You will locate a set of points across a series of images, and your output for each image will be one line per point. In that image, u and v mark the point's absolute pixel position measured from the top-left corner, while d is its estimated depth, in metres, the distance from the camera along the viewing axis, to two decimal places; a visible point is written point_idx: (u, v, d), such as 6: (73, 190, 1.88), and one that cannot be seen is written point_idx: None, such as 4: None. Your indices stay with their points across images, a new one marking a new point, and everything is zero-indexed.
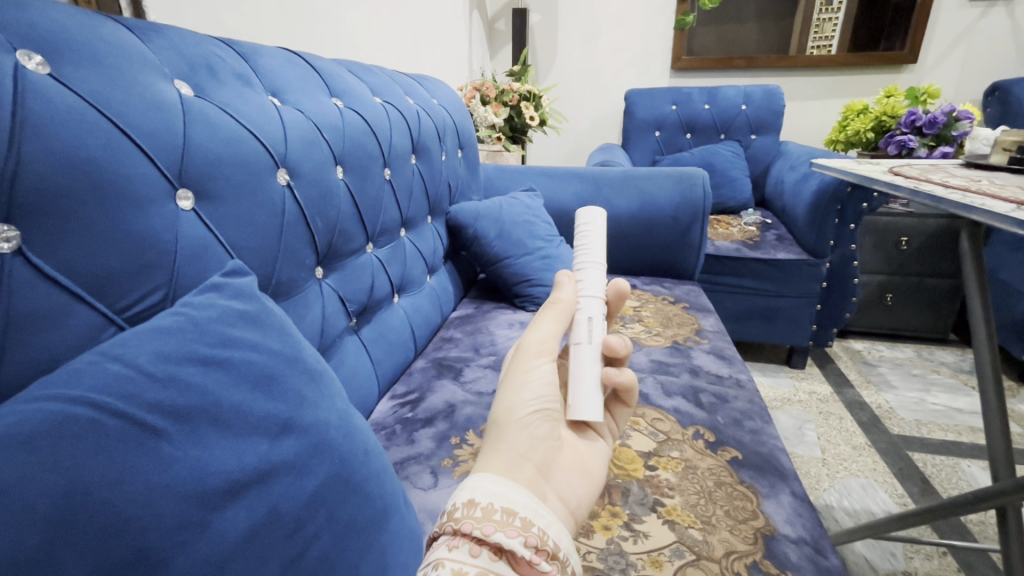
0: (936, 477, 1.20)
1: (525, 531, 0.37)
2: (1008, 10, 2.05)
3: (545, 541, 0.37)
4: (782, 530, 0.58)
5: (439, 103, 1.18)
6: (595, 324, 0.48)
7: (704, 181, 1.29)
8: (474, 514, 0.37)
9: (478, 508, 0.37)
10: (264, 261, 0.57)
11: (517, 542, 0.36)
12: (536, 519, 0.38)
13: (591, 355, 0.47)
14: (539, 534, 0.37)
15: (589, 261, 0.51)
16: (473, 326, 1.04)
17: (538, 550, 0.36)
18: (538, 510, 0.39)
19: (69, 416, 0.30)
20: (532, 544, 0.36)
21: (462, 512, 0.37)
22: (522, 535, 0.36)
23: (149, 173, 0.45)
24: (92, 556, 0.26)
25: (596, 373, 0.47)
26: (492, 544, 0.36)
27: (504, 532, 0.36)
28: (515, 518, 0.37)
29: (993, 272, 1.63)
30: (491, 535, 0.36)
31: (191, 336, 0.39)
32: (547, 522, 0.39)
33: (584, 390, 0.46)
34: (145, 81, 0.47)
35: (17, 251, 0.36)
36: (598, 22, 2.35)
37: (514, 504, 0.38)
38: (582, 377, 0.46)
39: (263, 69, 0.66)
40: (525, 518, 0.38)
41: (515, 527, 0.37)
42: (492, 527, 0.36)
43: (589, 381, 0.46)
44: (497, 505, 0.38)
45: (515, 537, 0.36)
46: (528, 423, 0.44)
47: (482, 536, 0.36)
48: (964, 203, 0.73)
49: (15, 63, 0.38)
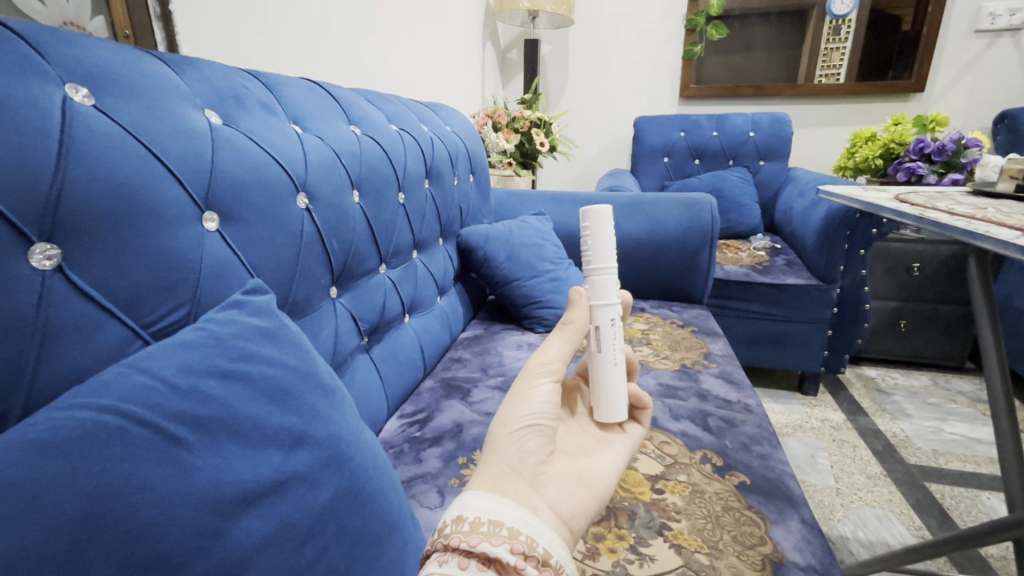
0: (955, 510, 1.17)
1: (512, 539, 0.38)
2: (1013, 39, 2.07)
3: (533, 547, 0.38)
4: (791, 557, 0.57)
5: (452, 130, 1.21)
6: (607, 333, 0.51)
7: (712, 206, 1.31)
8: (462, 528, 0.38)
9: (466, 522, 0.38)
10: (281, 280, 0.59)
11: (502, 549, 0.37)
12: (524, 528, 0.39)
13: (612, 360, 0.51)
14: (527, 542, 0.38)
15: (594, 261, 0.51)
16: (482, 346, 1.05)
17: (525, 557, 0.37)
18: (527, 520, 0.40)
19: (101, 424, 0.32)
20: (519, 551, 0.37)
21: (450, 528, 0.38)
22: (507, 542, 0.37)
23: (179, 196, 0.47)
24: (116, 556, 0.28)
25: (620, 373, 0.52)
26: (480, 554, 0.37)
27: (490, 541, 0.37)
28: (502, 528, 0.38)
29: (1008, 299, 1.61)
30: (477, 545, 0.37)
31: (212, 351, 0.41)
32: (536, 531, 0.39)
33: (611, 392, 0.52)
34: (177, 111, 0.50)
35: (57, 269, 0.38)
36: (608, 51, 2.42)
37: (501, 516, 0.39)
38: (610, 378, 0.52)
39: (287, 99, 0.70)
40: (512, 528, 0.38)
41: (502, 536, 0.38)
42: (478, 538, 0.37)
43: (617, 382, 0.52)
44: (485, 517, 0.39)
45: (501, 545, 0.37)
46: (518, 436, 0.46)
47: (469, 547, 0.37)
48: (970, 230, 0.74)
49: (63, 95, 0.41)
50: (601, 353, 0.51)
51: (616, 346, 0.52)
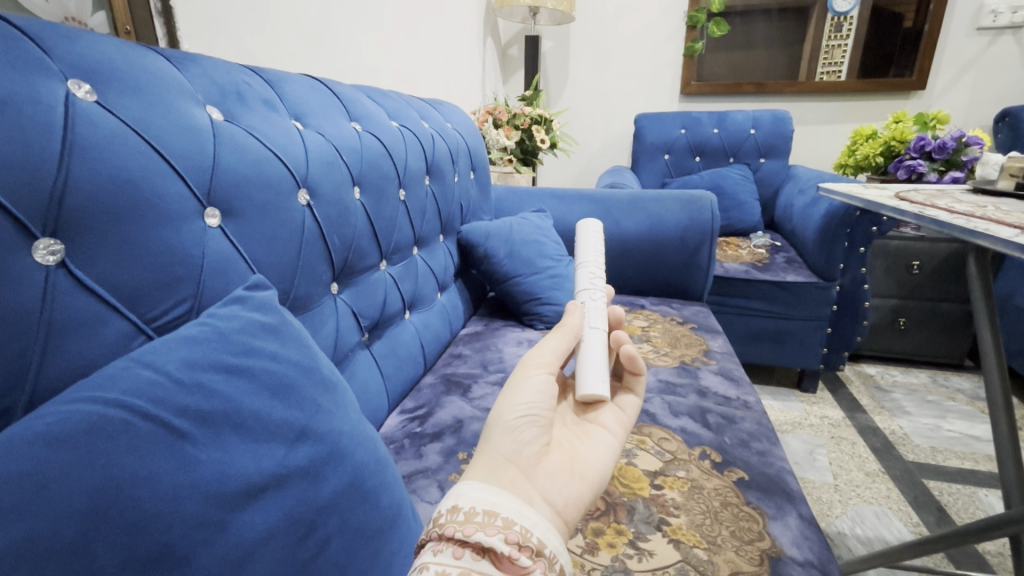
0: (952, 507, 1.18)
1: (507, 529, 0.38)
2: (1015, 37, 2.07)
3: (528, 538, 0.38)
4: (789, 552, 0.58)
5: (453, 127, 1.21)
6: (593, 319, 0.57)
7: (712, 203, 1.31)
8: (457, 518, 0.38)
9: (461, 512, 0.39)
10: (283, 276, 0.59)
11: (497, 539, 0.37)
12: (519, 519, 0.39)
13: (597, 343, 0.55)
14: (522, 532, 0.38)
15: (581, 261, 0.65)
16: (482, 342, 1.06)
17: (520, 547, 0.37)
18: (522, 511, 0.40)
19: (106, 417, 0.32)
20: (513, 541, 0.37)
21: (445, 517, 0.39)
22: (502, 532, 0.38)
23: (181, 191, 0.48)
24: (122, 548, 0.28)
25: (603, 356, 0.55)
26: (474, 543, 0.37)
27: (484, 531, 0.38)
28: (497, 518, 0.39)
29: (1007, 298, 1.61)
30: (472, 535, 0.37)
31: (215, 345, 0.41)
32: (531, 521, 0.40)
33: (593, 369, 0.54)
34: (180, 106, 0.51)
35: (60, 264, 0.39)
36: (609, 48, 2.41)
37: (497, 507, 0.39)
38: (592, 359, 0.54)
39: (288, 95, 0.70)
40: (507, 518, 0.39)
41: (497, 526, 0.38)
42: (473, 528, 0.38)
43: (601, 363, 0.54)
44: (479, 507, 0.39)
45: (496, 534, 0.37)
46: (514, 426, 0.46)
47: (464, 536, 0.37)
48: (969, 228, 0.74)
49: (66, 90, 0.41)
50: (587, 346, 0.55)
51: (591, 324, 0.57)
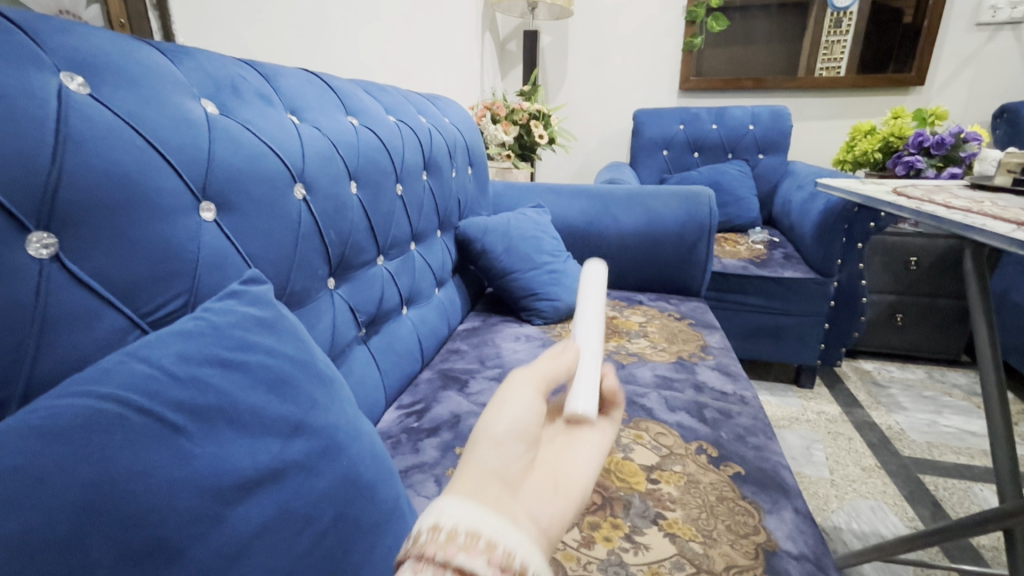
0: (947, 501, 1.18)
1: (491, 551, 0.34)
2: (1014, 33, 2.06)
3: (514, 561, 0.34)
4: (784, 546, 0.58)
5: (450, 122, 1.21)
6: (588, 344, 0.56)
7: (711, 199, 1.31)
8: (438, 537, 0.34)
9: (443, 531, 0.34)
10: (279, 271, 0.59)
11: (481, 562, 0.32)
12: (503, 539, 0.35)
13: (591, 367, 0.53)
14: (506, 554, 0.34)
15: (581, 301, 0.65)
16: (480, 338, 1.06)
17: (504, 570, 0.33)
18: (507, 530, 0.36)
19: (100, 411, 0.32)
20: (498, 564, 0.33)
21: (426, 535, 0.34)
22: (487, 555, 0.33)
23: (176, 185, 0.47)
24: (117, 542, 0.28)
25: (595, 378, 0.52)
26: (455, 567, 0.32)
27: (467, 553, 0.33)
28: (480, 539, 0.34)
29: (1004, 294, 1.61)
30: (454, 557, 0.32)
31: (210, 340, 0.41)
32: (517, 542, 0.35)
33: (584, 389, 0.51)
34: (175, 100, 0.50)
35: (54, 257, 0.38)
36: (608, 43, 2.40)
37: (480, 526, 0.35)
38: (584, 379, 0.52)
39: (284, 89, 0.69)
40: (491, 538, 0.34)
41: (480, 548, 0.33)
42: (456, 549, 0.33)
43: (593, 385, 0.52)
44: (463, 527, 0.35)
45: (480, 558, 0.33)
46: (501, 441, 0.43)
47: (444, 558, 0.32)
48: (966, 223, 0.74)
49: (59, 83, 0.41)
50: (580, 370, 0.52)
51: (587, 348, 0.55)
